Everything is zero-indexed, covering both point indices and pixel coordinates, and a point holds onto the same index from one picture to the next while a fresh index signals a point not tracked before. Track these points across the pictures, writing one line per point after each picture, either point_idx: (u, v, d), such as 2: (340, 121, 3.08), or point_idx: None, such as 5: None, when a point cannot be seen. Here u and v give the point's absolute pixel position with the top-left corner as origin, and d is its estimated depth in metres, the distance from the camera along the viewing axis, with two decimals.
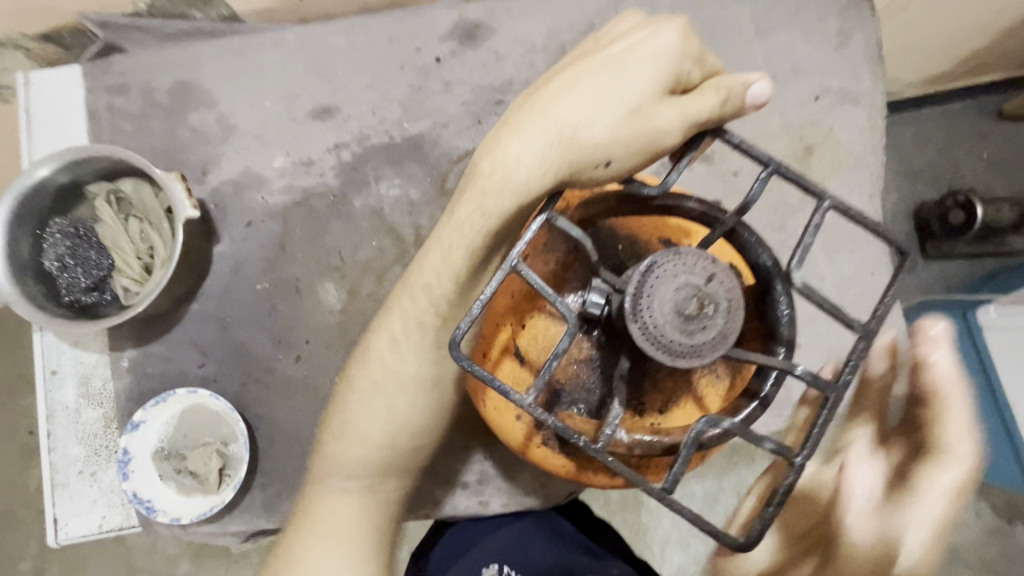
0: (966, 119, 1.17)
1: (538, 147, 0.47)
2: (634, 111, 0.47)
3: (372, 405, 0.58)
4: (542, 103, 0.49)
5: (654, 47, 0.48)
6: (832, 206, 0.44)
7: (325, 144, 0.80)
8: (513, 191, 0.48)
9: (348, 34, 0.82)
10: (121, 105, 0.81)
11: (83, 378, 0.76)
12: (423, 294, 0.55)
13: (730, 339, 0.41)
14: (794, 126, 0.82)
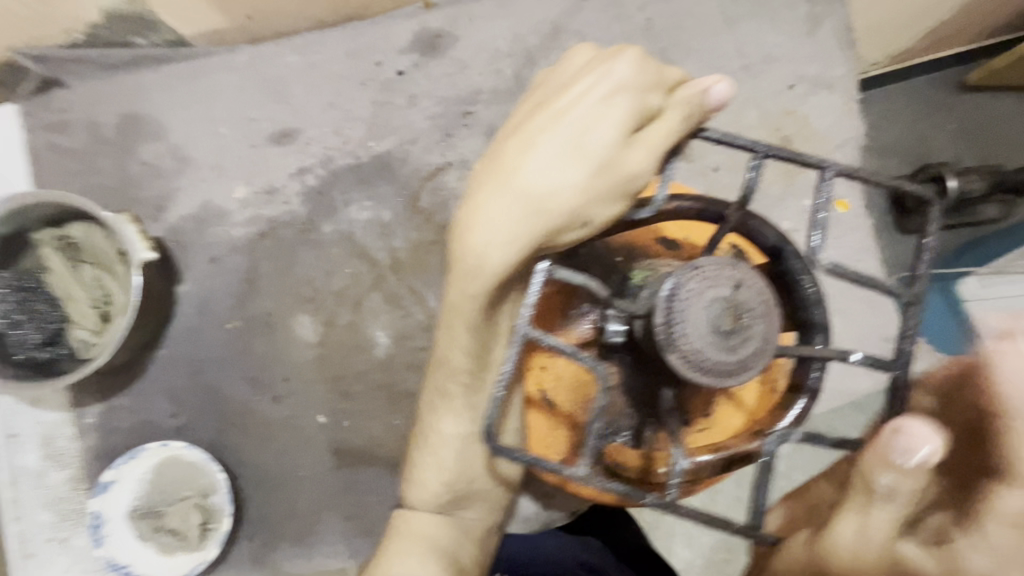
0: (933, 93, 1.18)
1: (509, 226, 0.43)
2: (604, 166, 0.42)
3: (423, 461, 0.56)
4: (502, 170, 0.44)
5: (610, 86, 0.43)
6: (834, 171, 0.43)
7: (287, 170, 0.76)
8: (497, 270, 0.44)
9: (304, 53, 0.78)
10: (64, 143, 0.75)
11: (44, 439, 0.71)
12: (443, 372, 0.53)
13: (772, 344, 0.40)
14: (770, 117, 0.81)
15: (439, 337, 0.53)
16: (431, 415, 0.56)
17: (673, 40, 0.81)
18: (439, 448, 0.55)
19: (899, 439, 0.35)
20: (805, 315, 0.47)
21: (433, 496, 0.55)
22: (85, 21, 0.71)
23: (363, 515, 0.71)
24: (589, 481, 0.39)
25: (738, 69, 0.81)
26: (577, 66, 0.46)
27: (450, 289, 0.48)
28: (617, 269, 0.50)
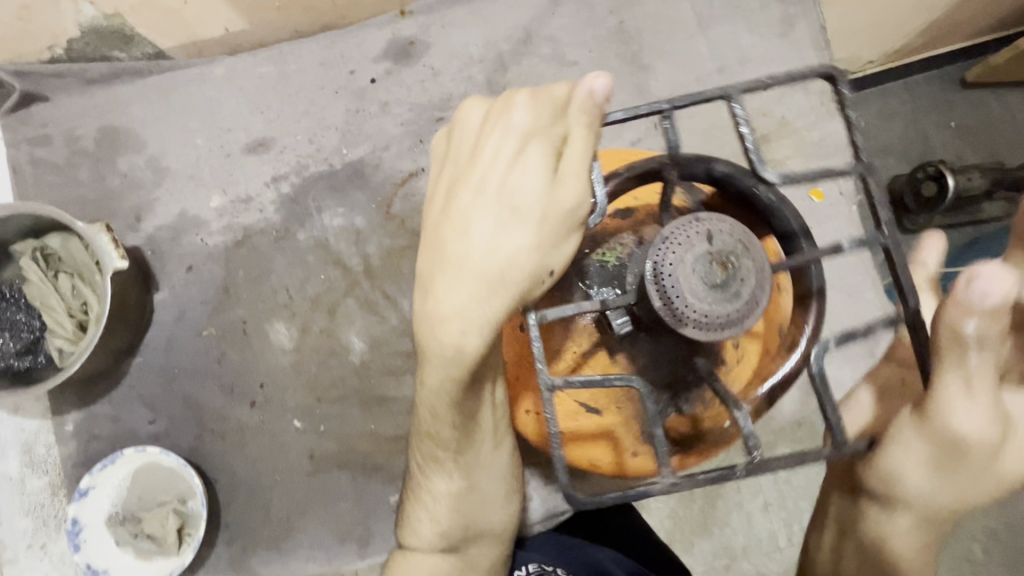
0: (933, 89, 1.17)
1: (475, 307, 0.43)
2: (544, 217, 0.42)
3: (420, 517, 0.58)
4: (446, 255, 0.44)
5: (515, 140, 0.43)
6: (733, 92, 0.46)
7: (262, 178, 0.77)
8: (477, 348, 0.44)
9: (278, 63, 0.79)
10: (45, 156, 0.77)
11: (25, 446, 0.72)
12: (430, 440, 0.55)
13: (767, 268, 0.41)
14: (746, 117, 0.80)
15: (421, 412, 0.54)
16: (423, 474, 0.57)
17: (646, 42, 0.81)
18: (435, 500, 0.57)
19: (978, 283, 0.39)
20: (779, 224, 0.49)
21: (439, 538, 0.57)
22: (65, 36, 0.73)
23: (340, 519, 0.71)
24: (678, 489, 0.42)
25: (712, 70, 0.81)
26: (473, 125, 0.46)
27: (431, 377, 0.48)
28: (589, 259, 0.50)
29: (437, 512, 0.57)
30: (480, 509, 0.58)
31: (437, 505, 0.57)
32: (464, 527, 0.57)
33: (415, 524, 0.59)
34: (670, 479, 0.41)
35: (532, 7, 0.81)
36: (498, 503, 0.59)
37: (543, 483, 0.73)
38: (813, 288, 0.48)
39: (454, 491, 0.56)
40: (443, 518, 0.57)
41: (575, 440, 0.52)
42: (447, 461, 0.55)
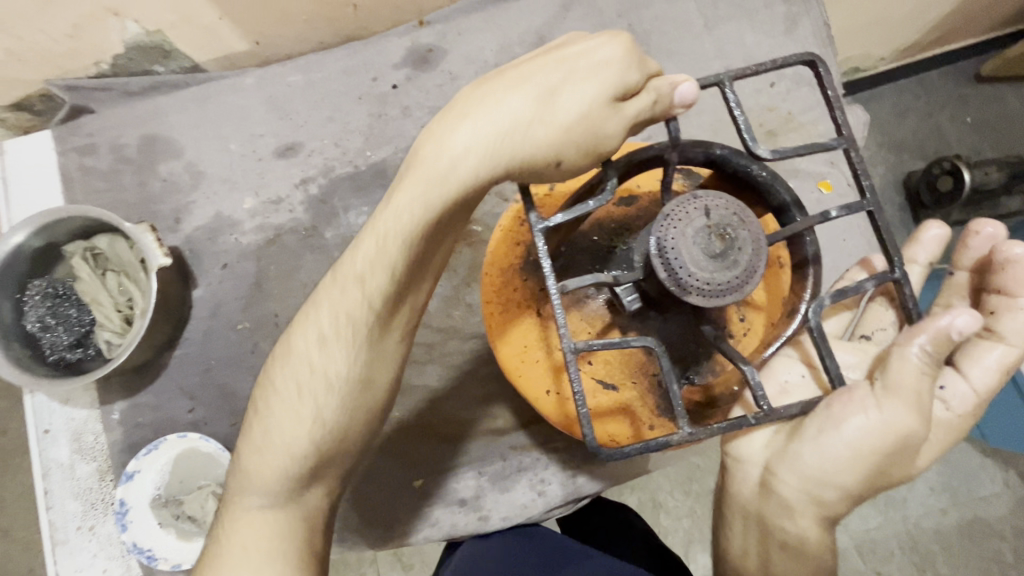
0: (948, 85, 1.28)
1: (478, 149, 0.46)
2: (582, 117, 0.47)
3: (297, 411, 0.51)
4: (483, 94, 0.47)
5: (592, 57, 0.47)
6: (726, 81, 0.50)
7: (291, 180, 0.82)
8: (461, 171, 0.46)
9: (305, 72, 0.84)
10: (92, 164, 0.83)
11: (74, 434, 0.76)
12: (354, 286, 0.50)
13: (763, 240, 0.45)
14: (752, 113, 0.83)
15: (354, 251, 0.51)
16: (319, 351, 0.51)
17: (654, 43, 0.84)
18: (311, 384, 0.51)
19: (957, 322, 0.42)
20: (773, 200, 0.52)
21: (291, 450, 0.50)
22: (110, 53, 0.79)
23: (367, 502, 0.74)
24: (695, 437, 0.44)
25: (719, 68, 0.84)
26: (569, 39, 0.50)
27: (422, 144, 0.48)
28: (602, 246, 0.57)
29: (303, 405, 0.51)
30: (341, 429, 0.52)
31: (304, 397, 0.51)
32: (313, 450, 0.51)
33: (271, 424, 0.52)
34: (689, 429, 0.44)
35: (544, 13, 0.84)
36: (358, 437, 0.54)
37: (560, 468, 0.75)
38: (808, 257, 0.50)
39: (330, 387, 0.51)
40: (305, 417, 0.51)
41: (596, 416, 0.55)
42: (334, 345, 0.51)
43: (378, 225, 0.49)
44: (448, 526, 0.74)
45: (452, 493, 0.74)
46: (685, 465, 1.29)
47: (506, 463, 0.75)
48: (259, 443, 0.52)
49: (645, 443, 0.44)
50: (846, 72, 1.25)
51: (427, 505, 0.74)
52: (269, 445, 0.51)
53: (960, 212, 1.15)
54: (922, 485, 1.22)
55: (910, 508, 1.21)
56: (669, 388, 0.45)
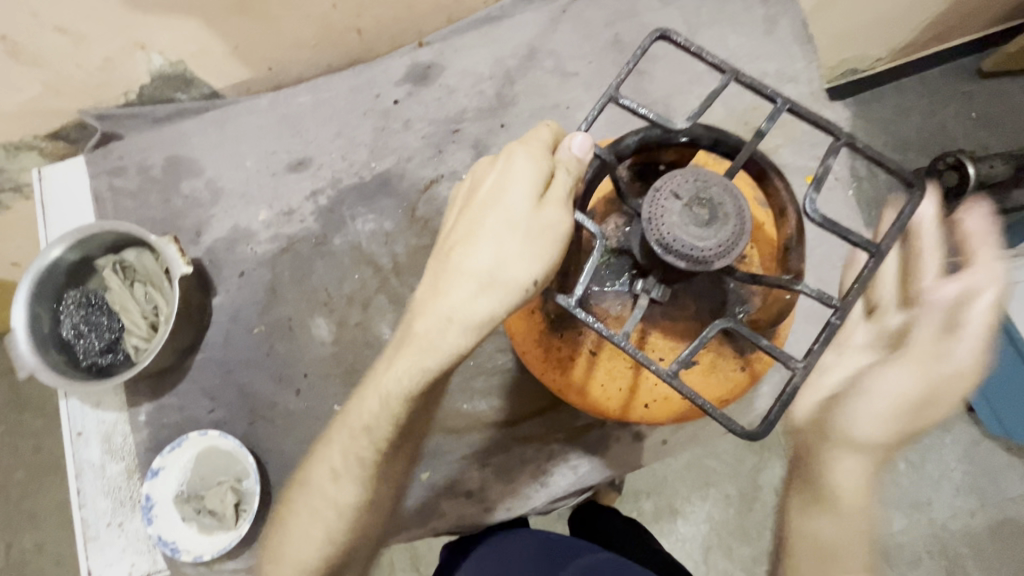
0: (950, 83, 1.37)
1: (467, 308, 0.51)
2: (532, 230, 0.50)
3: (309, 531, 0.60)
4: (437, 275, 0.54)
5: (511, 183, 0.52)
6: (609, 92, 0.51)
7: (302, 192, 0.87)
8: (460, 337, 0.52)
9: (313, 92, 0.90)
10: (121, 184, 0.89)
11: (105, 436, 0.81)
12: (362, 433, 0.57)
13: (728, 185, 0.50)
14: (737, 111, 0.86)
15: (355, 410, 0.59)
16: (332, 485, 0.60)
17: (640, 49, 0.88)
18: (324, 510, 0.60)
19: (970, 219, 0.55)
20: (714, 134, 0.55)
21: (306, 566, 0.60)
22: (138, 83, 0.87)
23: None
24: (813, 362, 0.46)
25: (703, 70, 0.88)
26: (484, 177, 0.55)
27: (413, 329, 0.53)
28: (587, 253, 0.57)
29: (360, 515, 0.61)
30: (375, 502, 0.61)
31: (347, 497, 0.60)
32: (354, 528, 0.60)
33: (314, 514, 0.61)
34: (802, 363, 0.44)
35: (535, 27, 0.90)
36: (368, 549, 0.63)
37: (562, 459, 0.77)
38: (765, 167, 0.56)
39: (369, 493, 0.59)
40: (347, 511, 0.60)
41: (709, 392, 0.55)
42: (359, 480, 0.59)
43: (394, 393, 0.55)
44: (455, 516, 0.76)
45: (458, 485, 0.77)
46: (699, 468, 1.29)
47: (510, 454, 0.78)
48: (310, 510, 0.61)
49: (779, 400, 0.44)
50: (846, 74, 1.33)
51: (434, 496, 0.77)
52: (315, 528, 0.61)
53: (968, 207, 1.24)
54: (948, 487, 1.25)
55: (937, 512, 1.24)
56: (760, 341, 0.44)
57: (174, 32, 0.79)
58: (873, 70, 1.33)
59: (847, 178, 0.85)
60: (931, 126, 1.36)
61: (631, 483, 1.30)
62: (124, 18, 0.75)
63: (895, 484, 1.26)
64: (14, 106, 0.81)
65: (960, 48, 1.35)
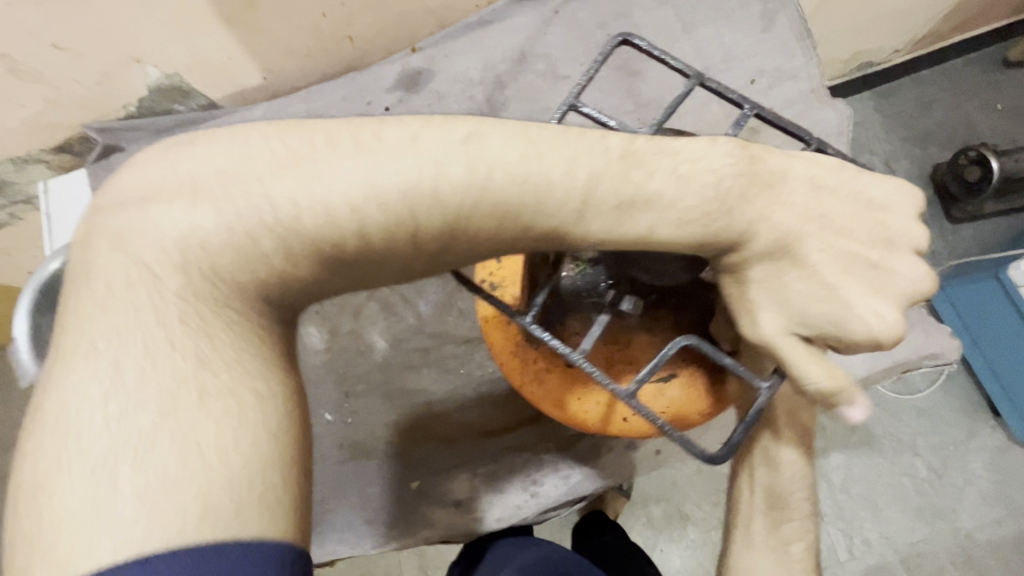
0: (973, 73, 1.32)
1: (445, 206, 0.39)
2: (642, 206, 0.42)
3: (95, 300, 0.38)
4: (727, 158, 0.43)
5: (880, 265, 0.44)
6: (566, 106, 0.50)
7: None
8: (403, 232, 0.39)
9: (305, 101, 0.90)
10: None
11: None
12: (237, 220, 0.38)
13: (849, 307, 0.43)
14: (734, 111, 0.85)
15: (255, 181, 0.39)
16: (161, 259, 0.39)
17: (633, 50, 0.87)
18: (133, 297, 0.38)
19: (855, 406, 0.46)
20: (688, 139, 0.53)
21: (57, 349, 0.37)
22: (136, 96, 0.88)
23: (369, 501, 0.76)
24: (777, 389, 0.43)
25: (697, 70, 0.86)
26: (904, 258, 0.44)
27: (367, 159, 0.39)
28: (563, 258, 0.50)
29: (199, 404, 0.36)
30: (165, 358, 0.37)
31: (173, 341, 0.38)
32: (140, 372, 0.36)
33: (103, 317, 0.38)
34: (768, 384, 0.43)
35: (525, 29, 0.89)
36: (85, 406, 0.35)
37: (553, 468, 0.76)
38: None
39: (258, 367, 0.40)
40: (192, 374, 0.37)
41: (688, 412, 0.52)
42: (210, 326, 0.39)
43: (354, 189, 0.38)
44: (445, 526, 0.76)
45: (448, 494, 0.76)
46: (708, 474, 1.27)
47: (501, 464, 0.77)
48: (107, 333, 0.37)
49: (742, 422, 0.43)
50: (860, 67, 1.29)
51: (424, 505, 0.76)
52: (95, 355, 0.36)
53: (994, 204, 1.22)
54: (973, 495, 1.20)
55: (962, 521, 1.19)
56: (729, 362, 0.43)
57: (168, 46, 0.81)
58: (886, 63, 1.30)
59: None
60: (954, 119, 1.30)
61: (640, 487, 1.28)
62: (118, 34, 0.77)
63: (916, 490, 1.20)
64: (16, 121, 0.84)
65: (982, 37, 1.30)
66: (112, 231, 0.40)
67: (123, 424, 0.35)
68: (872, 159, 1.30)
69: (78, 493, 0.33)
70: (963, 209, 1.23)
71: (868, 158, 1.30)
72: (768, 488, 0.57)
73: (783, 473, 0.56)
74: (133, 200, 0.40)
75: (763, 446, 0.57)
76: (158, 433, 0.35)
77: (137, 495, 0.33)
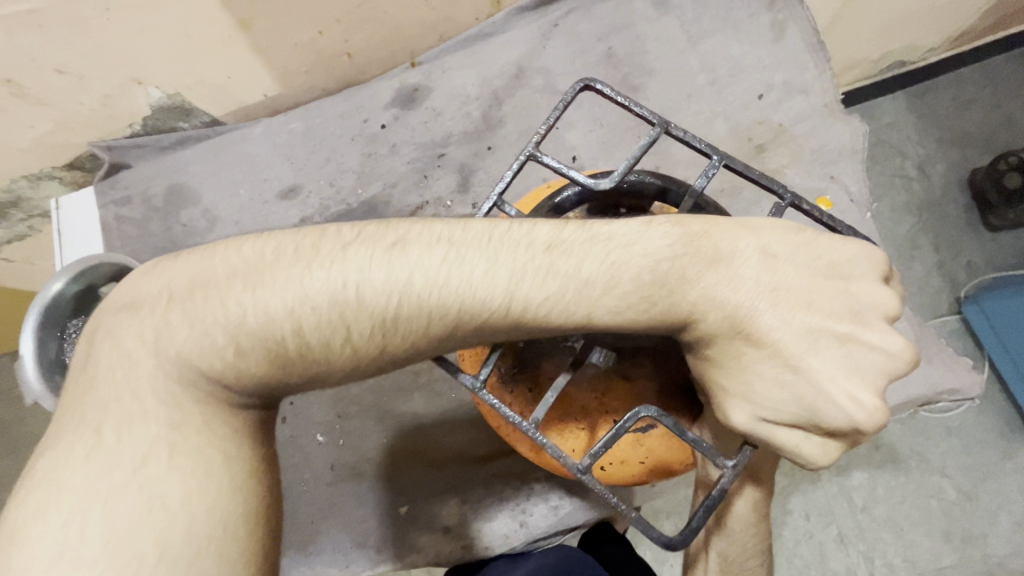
0: (1014, 72, 1.23)
1: (378, 310, 0.40)
2: (577, 300, 0.41)
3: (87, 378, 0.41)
4: (665, 239, 0.42)
5: (847, 330, 0.41)
6: (528, 155, 0.49)
7: (292, 220, 0.90)
8: (338, 335, 0.41)
9: (303, 119, 0.90)
10: (126, 214, 0.93)
11: None
12: (187, 329, 0.40)
13: (814, 378, 0.41)
14: (741, 127, 0.81)
15: (194, 298, 0.41)
16: (125, 357, 0.40)
17: (635, 65, 0.83)
18: (104, 391, 0.40)
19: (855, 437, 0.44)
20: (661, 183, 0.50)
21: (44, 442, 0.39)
22: (139, 115, 0.89)
23: (358, 523, 0.76)
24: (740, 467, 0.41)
25: (702, 84, 0.82)
26: (878, 329, 0.41)
27: (292, 275, 0.40)
28: None
29: (168, 460, 0.38)
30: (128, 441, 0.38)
31: (147, 408, 0.39)
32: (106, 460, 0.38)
33: (88, 393, 0.40)
34: (731, 463, 0.41)
35: (523, 44, 0.86)
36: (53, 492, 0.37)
37: (543, 497, 0.75)
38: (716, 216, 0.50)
39: (226, 432, 0.41)
40: (163, 437, 0.39)
41: (663, 463, 0.50)
42: (182, 399, 0.40)
43: (289, 303, 0.40)
44: (433, 552, 0.74)
45: (436, 520, 0.76)
46: None
47: (489, 491, 0.76)
48: (92, 400, 0.40)
49: (703, 504, 0.41)
50: (890, 68, 1.21)
51: (413, 531, 0.75)
52: (83, 424, 0.39)
53: None
54: (1007, 521, 1.11)
55: (994, 548, 1.10)
56: (692, 438, 0.41)
57: (167, 67, 0.81)
58: (920, 62, 1.21)
59: (867, 201, 0.76)
60: (992, 122, 1.23)
61: None
62: (117, 58, 0.78)
63: (943, 513, 1.12)
64: (28, 141, 0.86)
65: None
66: (95, 329, 0.43)
67: (97, 482, 0.37)
68: (901, 165, 1.23)
69: (47, 540, 0.35)
70: (1000, 216, 1.15)
71: (897, 163, 1.23)
72: (722, 554, 0.55)
73: (737, 536, 0.55)
74: (126, 303, 0.42)
75: (742, 501, 0.55)
76: (127, 487, 0.37)
77: (106, 540, 0.36)
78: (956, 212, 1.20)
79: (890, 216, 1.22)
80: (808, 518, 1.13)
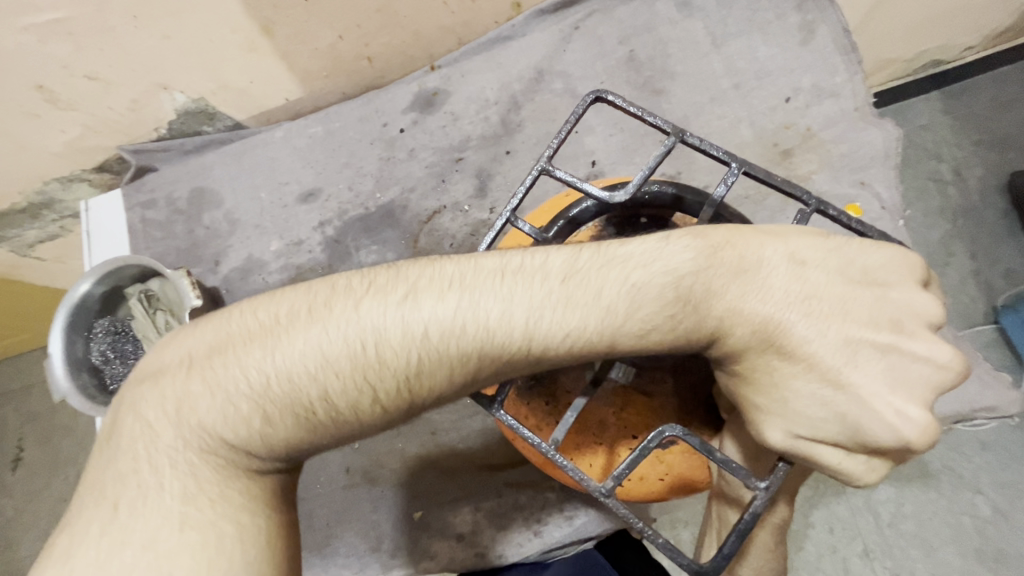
0: None
1: (399, 361, 0.40)
2: (600, 341, 0.40)
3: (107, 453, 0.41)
4: (686, 252, 0.41)
5: (890, 340, 0.39)
6: (542, 169, 0.49)
7: (311, 223, 0.91)
8: (361, 385, 0.40)
9: (323, 123, 0.91)
10: (151, 216, 0.95)
11: None
12: (208, 398, 0.41)
13: (858, 394, 0.39)
14: (767, 132, 0.79)
15: (213, 366, 0.41)
16: (146, 434, 0.41)
17: (658, 68, 0.82)
18: (126, 468, 0.40)
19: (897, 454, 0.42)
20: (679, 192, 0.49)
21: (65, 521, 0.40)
22: (165, 120, 0.91)
23: (372, 527, 0.76)
24: (774, 487, 0.39)
25: (727, 87, 0.80)
26: (921, 339, 0.39)
27: (310, 336, 0.40)
28: None
29: (179, 532, 0.39)
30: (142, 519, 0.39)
31: (164, 483, 0.40)
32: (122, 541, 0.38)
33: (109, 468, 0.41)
34: (763, 484, 0.39)
35: (543, 47, 0.85)
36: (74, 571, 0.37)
37: (557, 507, 0.74)
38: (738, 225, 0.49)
39: (244, 500, 0.41)
40: (178, 512, 0.39)
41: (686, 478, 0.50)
42: (201, 472, 0.40)
43: (308, 357, 0.40)
44: (446, 559, 0.74)
45: (450, 527, 0.75)
46: None
47: (502, 499, 0.75)
48: (112, 475, 0.40)
49: (733, 529, 0.40)
50: (925, 68, 1.17)
51: (426, 537, 0.75)
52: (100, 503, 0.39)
53: None
54: None
55: None
56: (719, 457, 0.39)
57: (192, 72, 0.83)
58: (957, 61, 1.16)
59: (899, 208, 0.73)
60: None
61: None
62: (145, 64, 0.79)
63: (977, 532, 1.07)
64: (59, 146, 0.88)
65: None
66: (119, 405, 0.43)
67: (107, 561, 0.37)
68: (935, 169, 1.18)
69: None
70: None
71: (931, 166, 1.19)
72: None
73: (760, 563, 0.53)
74: (150, 372, 0.43)
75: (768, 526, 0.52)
76: (137, 565, 0.37)
77: None
78: (994, 218, 1.15)
79: (924, 222, 1.17)
80: (832, 531, 1.09)
